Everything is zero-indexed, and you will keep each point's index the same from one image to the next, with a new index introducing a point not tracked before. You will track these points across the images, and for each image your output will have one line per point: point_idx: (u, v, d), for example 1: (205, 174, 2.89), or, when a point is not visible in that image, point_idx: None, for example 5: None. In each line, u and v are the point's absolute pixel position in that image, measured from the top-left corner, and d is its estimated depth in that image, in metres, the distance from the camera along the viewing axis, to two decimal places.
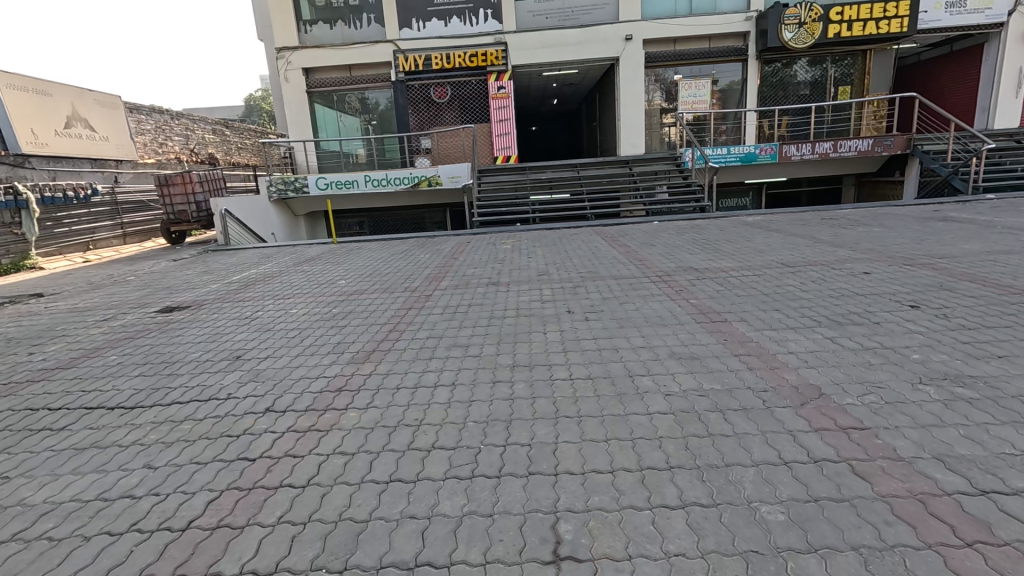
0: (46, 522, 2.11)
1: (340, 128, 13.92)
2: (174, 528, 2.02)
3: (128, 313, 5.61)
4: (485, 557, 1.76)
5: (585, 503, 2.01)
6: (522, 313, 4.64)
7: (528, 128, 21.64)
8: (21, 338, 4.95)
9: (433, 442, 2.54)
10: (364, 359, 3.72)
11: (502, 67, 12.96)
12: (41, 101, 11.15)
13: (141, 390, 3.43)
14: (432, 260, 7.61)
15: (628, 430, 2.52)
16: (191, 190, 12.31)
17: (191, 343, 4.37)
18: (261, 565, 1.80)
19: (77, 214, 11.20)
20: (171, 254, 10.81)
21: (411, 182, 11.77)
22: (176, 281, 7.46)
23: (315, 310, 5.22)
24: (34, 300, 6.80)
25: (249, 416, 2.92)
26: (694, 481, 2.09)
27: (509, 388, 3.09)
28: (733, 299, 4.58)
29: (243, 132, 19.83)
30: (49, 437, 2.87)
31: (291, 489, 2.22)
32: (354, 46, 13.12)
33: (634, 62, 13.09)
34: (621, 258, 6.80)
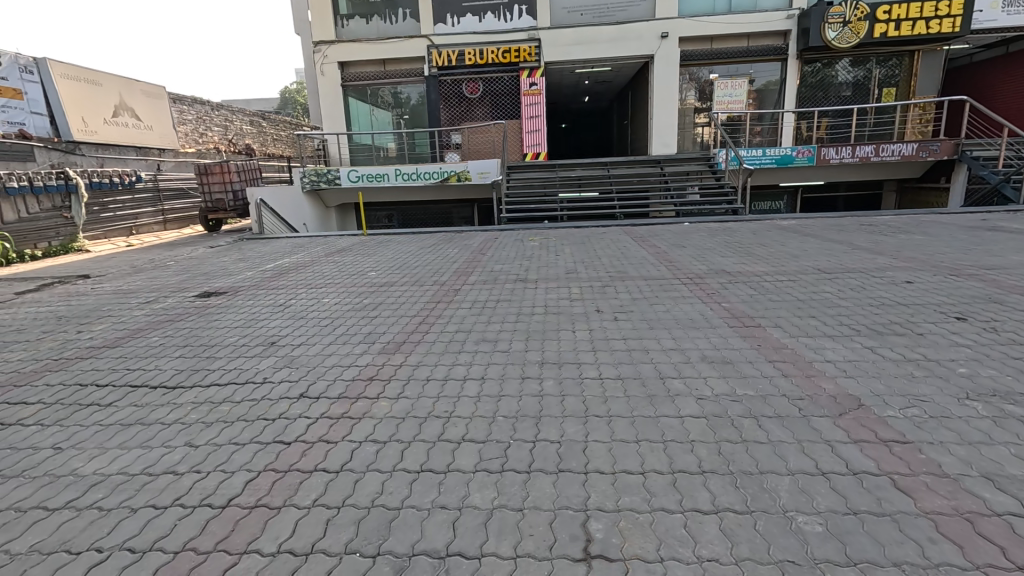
0: (96, 493, 2.22)
1: (372, 122, 14.12)
2: (215, 505, 2.09)
3: (168, 297, 5.82)
4: (515, 551, 1.77)
5: (616, 503, 2.00)
6: (550, 311, 4.62)
7: (558, 125, 21.54)
8: (69, 317, 5.17)
9: (464, 434, 2.56)
10: (395, 350, 3.77)
11: (535, 63, 12.94)
12: (90, 90, 11.66)
13: (182, 371, 3.56)
14: (460, 255, 7.67)
15: (659, 432, 2.50)
16: (229, 179, 12.70)
17: (229, 328, 4.51)
18: (298, 545, 1.85)
19: (121, 200, 11.62)
20: (208, 241, 11.14)
21: (440, 177, 11.83)
22: (213, 267, 7.68)
23: (346, 300, 5.31)
24: (81, 281, 7.10)
25: (284, 401, 2.99)
26: (727, 486, 2.07)
27: (538, 384, 3.09)
28: (766, 304, 4.49)
29: (278, 124, 20.28)
30: (97, 411, 3.00)
31: (325, 473, 2.27)
32: (389, 41, 13.25)
33: (669, 60, 12.88)
34: (650, 258, 6.73)
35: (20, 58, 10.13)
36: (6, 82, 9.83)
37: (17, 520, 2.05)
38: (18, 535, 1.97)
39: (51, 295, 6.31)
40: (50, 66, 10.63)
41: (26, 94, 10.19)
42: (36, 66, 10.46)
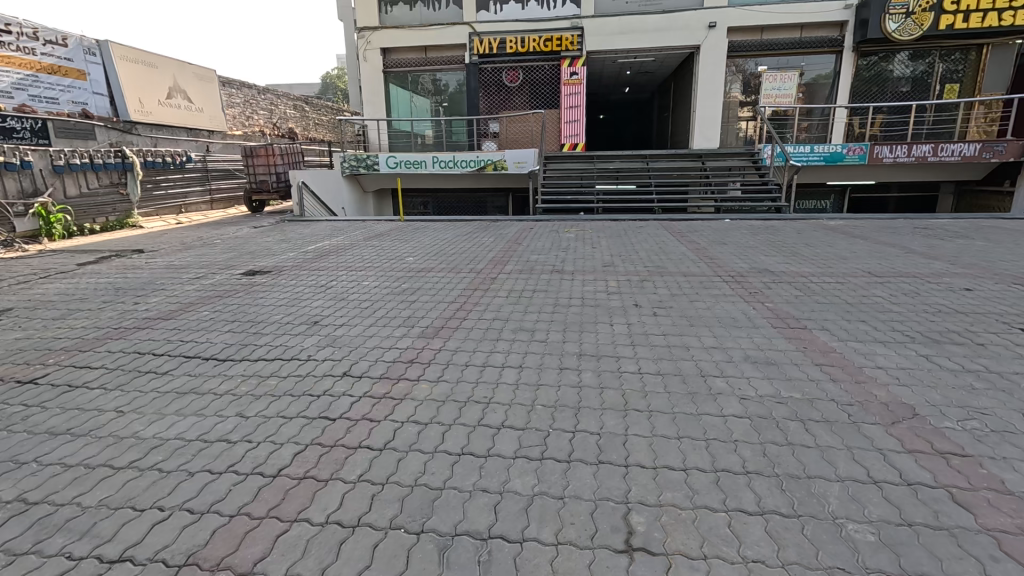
0: (157, 455, 2.34)
1: (412, 109, 14.22)
2: (266, 474, 2.18)
3: (217, 274, 6.04)
4: (557, 538, 1.78)
5: (657, 497, 1.99)
6: (588, 303, 4.60)
7: (597, 116, 21.26)
8: (127, 288, 5.43)
9: (503, 420, 2.59)
10: (434, 335, 3.83)
11: (576, 52, 12.77)
12: (147, 74, 12.15)
13: (232, 344, 3.71)
14: (496, 244, 7.69)
15: (701, 430, 2.47)
16: (273, 161, 13.14)
17: (274, 306, 4.66)
18: (345, 517, 1.91)
19: (173, 178, 12.12)
20: (252, 221, 11.51)
21: (477, 165, 11.83)
22: (257, 246, 7.93)
23: (385, 284, 5.40)
24: (135, 255, 7.43)
25: (329, 378, 3.09)
26: (773, 488, 2.02)
27: (577, 375, 3.09)
28: (812, 306, 4.34)
29: (321, 109, 20.66)
30: (155, 378, 3.16)
31: (369, 450, 2.34)
32: (431, 28, 13.28)
33: (716, 51, 12.51)
34: (689, 255, 6.59)
35: (85, 40, 10.68)
36: (71, 63, 10.36)
37: (88, 476, 2.19)
38: (88, 490, 2.10)
39: (109, 267, 6.63)
40: (111, 48, 11.13)
41: (89, 75, 10.71)
42: (99, 49, 10.97)
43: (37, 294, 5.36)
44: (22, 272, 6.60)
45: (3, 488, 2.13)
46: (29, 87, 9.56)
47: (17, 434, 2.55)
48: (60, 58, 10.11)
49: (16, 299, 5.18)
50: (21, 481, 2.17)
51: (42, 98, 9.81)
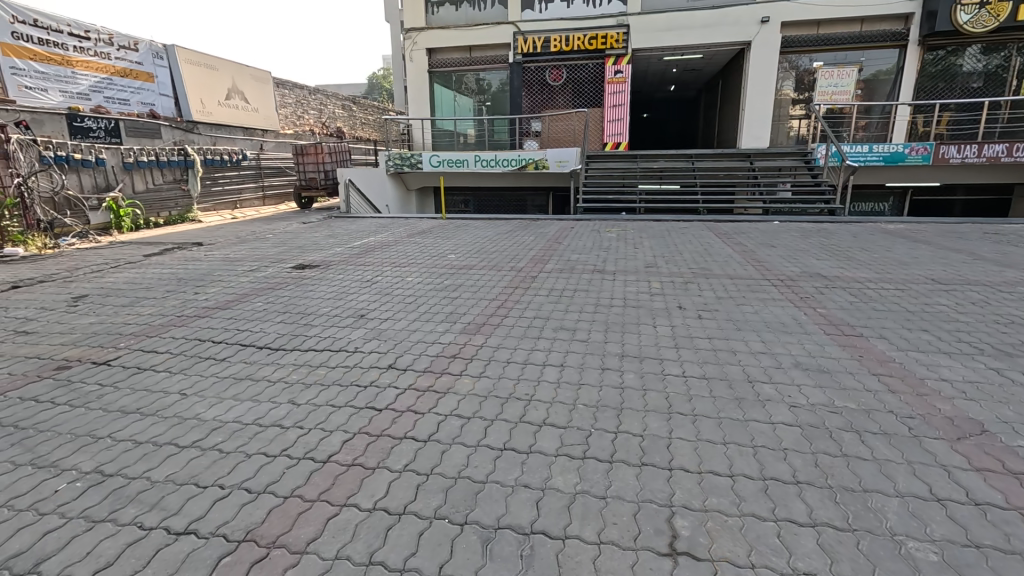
0: (217, 436, 2.49)
1: (455, 108, 14.38)
2: (317, 459, 2.28)
3: (269, 267, 6.31)
4: (599, 537, 1.78)
5: (702, 502, 1.96)
6: (629, 303, 4.56)
7: (640, 114, 20.91)
8: (188, 279, 5.75)
9: (545, 418, 2.60)
10: (476, 331, 3.88)
11: (621, 50, 12.60)
12: (210, 75, 12.72)
13: (284, 334, 3.88)
14: (536, 242, 7.70)
15: (748, 437, 2.40)
16: (322, 159, 13.64)
17: (323, 299, 4.83)
18: (392, 505, 1.97)
19: (229, 175, 12.86)
20: (301, 217, 11.97)
21: (519, 164, 11.85)
22: (306, 241, 8.24)
23: (428, 280, 5.51)
24: (195, 248, 7.86)
25: (374, 370, 3.19)
26: (826, 500, 1.96)
27: (619, 376, 3.07)
28: (869, 313, 4.14)
29: (367, 108, 21.18)
30: (214, 364, 3.35)
31: (413, 441, 2.40)
32: (476, 28, 13.40)
33: (768, 47, 12.08)
34: (736, 257, 6.41)
35: (154, 45, 11.31)
36: (142, 67, 10.99)
37: (155, 453, 2.35)
38: (156, 465, 2.25)
39: (172, 259, 7.04)
40: (177, 52, 11.75)
41: (157, 78, 11.33)
42: (166, 52, 11.61)
43: (109, 282, 5.75)
44: (95, 261, 7.08)
45: (82, 460, 2.31)
46: (104, 90, 10.23)
47: (94, 410, 2.76)
48: (132, 62, 10.71)
49: (91, 286, 5.57)
50: (98, 454, 2.35)
51: (115, 100, 10.44)
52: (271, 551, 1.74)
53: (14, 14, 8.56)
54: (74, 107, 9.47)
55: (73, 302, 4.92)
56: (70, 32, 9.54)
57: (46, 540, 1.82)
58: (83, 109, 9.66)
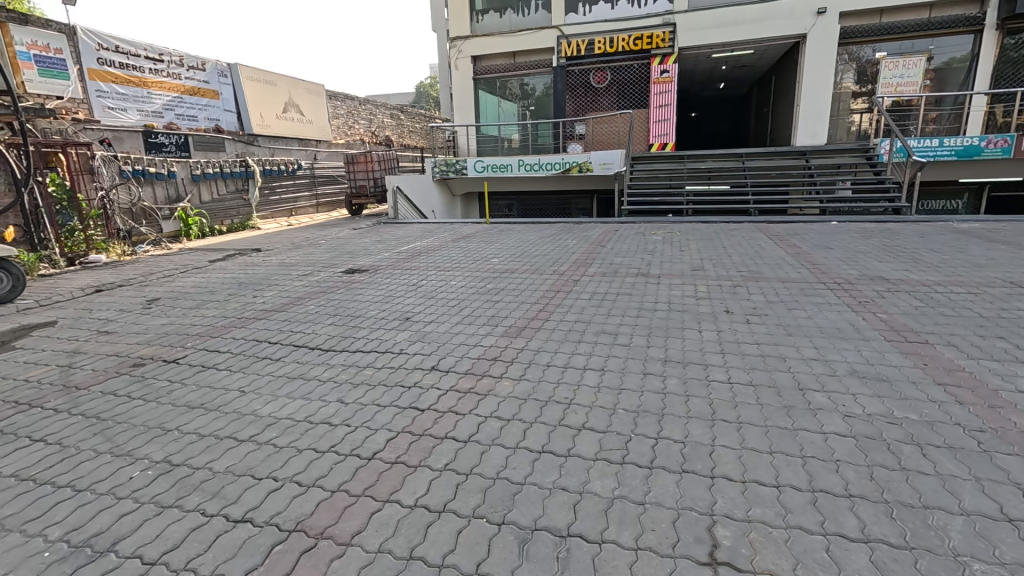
0: (271, 431, 2.64)
1: (500, 113, 14.51)
2: (363, 456, 2.37)
3: (322, 271, 6.61)
4: (636, 543, 1.77)
5: (746, 512, 1.90)
6: (674, 307, 4.47)
7: (687, 114, 20.42)
8: (247, 283, 6.10)
9: (584, 422, 2.60)
10: (517, 334, 3.92)
11: (667, 50, 12.36)
12: (269, 90, 13.38)
13: (334, 336, 4.07)
14: (579, 246, 7.68)
15: (797, 446, 2.31)
16: (372, 167, 14.33)
17: (371, 302, 5.01)
18: (432, 502, 2.03)
19: (285, 184, 13.64)
20: (352, 223, 12.45)
21: (562, 167, 11.83)
22: (356, 247, 8.56)
23: (471, 284, 5.61)
24: (254, 254, 8.33)
25: (418, 371, 3.28)
26: (880, 516, 1.85)
27: (661, 381, 3.02)
28: (936, 319, 3.87)
29: (415, 117, 21.76)
30: (270, 363, 3.55)
31: (454, 441, 2.46)
32: (520, 34, 13.48)
33: (825, 39, 11.53)
34: (789, 259, 6.15)
35: (219, 64, 11.95)
36: (208, 85, 11.67)
37: (217, 445, 2.52)
38: (218, 457, 2.42)
39: (234, 264, 7.50)
40: (239, 70, 12.38)
41: (222, 95, 12.01)
42: (230, 70, 12.25)
43: (178, 287, 6.17)
44: (167, 267, 7.64)
45: (153, 450, 2.51)
46: (175, 108, 10.92)
47: (163, 404, 2.99)
48: (199, 81, 11.40)
49: (163, 290, 6.01)
50: (167, 445, 2.54)
51: (185, 117, 11.14)
52: (319, 542, 1.83)
53: (100, 42, 9.36)
54: (149, 125, 10.24)
55: (147, 305, 5.32)
56: (146, 55, 10.30)
57: (123, 521, 2.00)
58: (156, 126, 10.41)
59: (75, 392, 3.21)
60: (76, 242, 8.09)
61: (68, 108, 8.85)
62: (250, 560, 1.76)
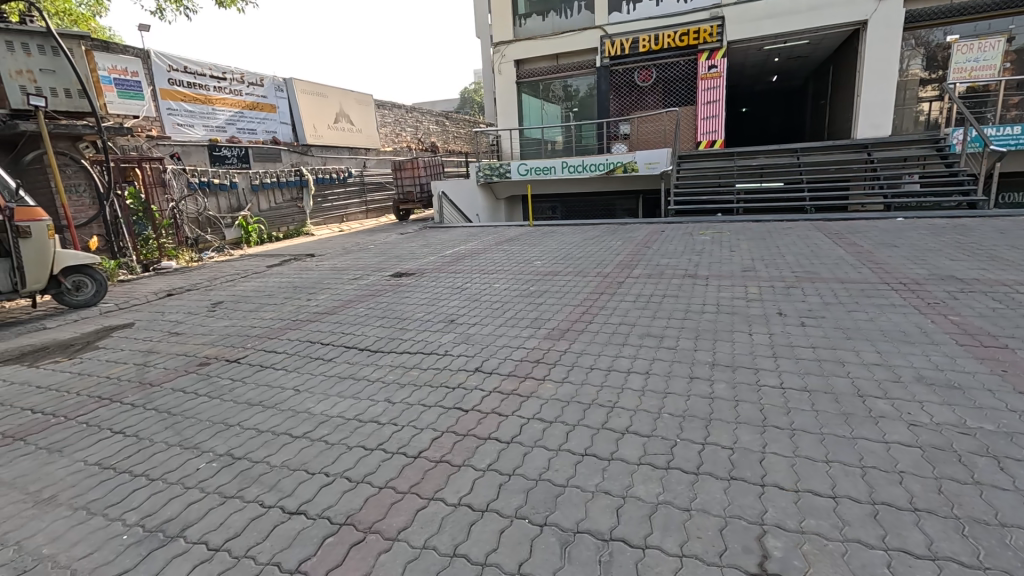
0: (323, 428, 2.76)
1: (543, 116, 14.49)
2: (409, 454, 2.44)
3: (371, 275, 6.83)
4: (681, 550, 1.73)
5: (798, 523, 1.82)
6: (723, 309, 4.33)
7: (738, 109, 19.75)
8: (302, 287, 6.40)
9: (628, 425, 2.57)
10: (560, 336, 3.92)
11: (715, 44, 12.03)
12: (322, 102, 13.95)
13: (383, 337, 4.21)
14: (624, 247, 7.57)
15: (855, 456, 2.20)
16: (418, 173, 14.68)
17: (417, 304, 5.15)
18: (476, 501, 2.07)
19: (337, 192, 14.20)
20: (399, 228, 12.81)
21: (606, 168, 11.69)
22: (403, 251, 8.80)
23: (515, 286, 5.64)
24: (308, 259, 8.72)
25: (462, 372, 3.34)
26: (949, 532, 1.73)
27: (708, 386, 2.94)
28: (1016, 322, 3.56)
29: (459, 123, 22.12)
30: (322, 363, 3.71)
31: (497, 442, 2.49)
32: (561, 36, 13.45)
33: (889, 23, 10.84)
34: (848, 259, 5.83)
35: (276, 79, 12.59)
36: (266, 99, 12.31)
37: (274, 441, 2.66)
38: (275, 452, 2.56)
39: (289, 269, 7.89)
40: (295, 84, 12.98)
41: (278, 108, 12.63)
42: (286, 85, 12.87)
43: (239, 291, 6.55)
44: (230, 272, 8.13)
45: (217, 443, 2.68)
46: (237, 122, 11.57)
47: (226, 401, 3.19)
48: (258, 96, 12.04)
49: (225, 294, 6.40)
50: (229, 439, 2.71)
51: (245, 131, 11.80)
52: (367, 536, 1.90)
53: (171, 63, 10.07)
54: (213, 139, 10.92)
55: (211, 308, 5.69)
56: (210, 74, 10.99)
57: (190, 509, 2.14)
58: (219, 140, 11.07)
59: (149, 388, 3.47)
60: (150, 250, 8.74)
61: (143, 127, 9.61)
62: (304, 550, 1.85)
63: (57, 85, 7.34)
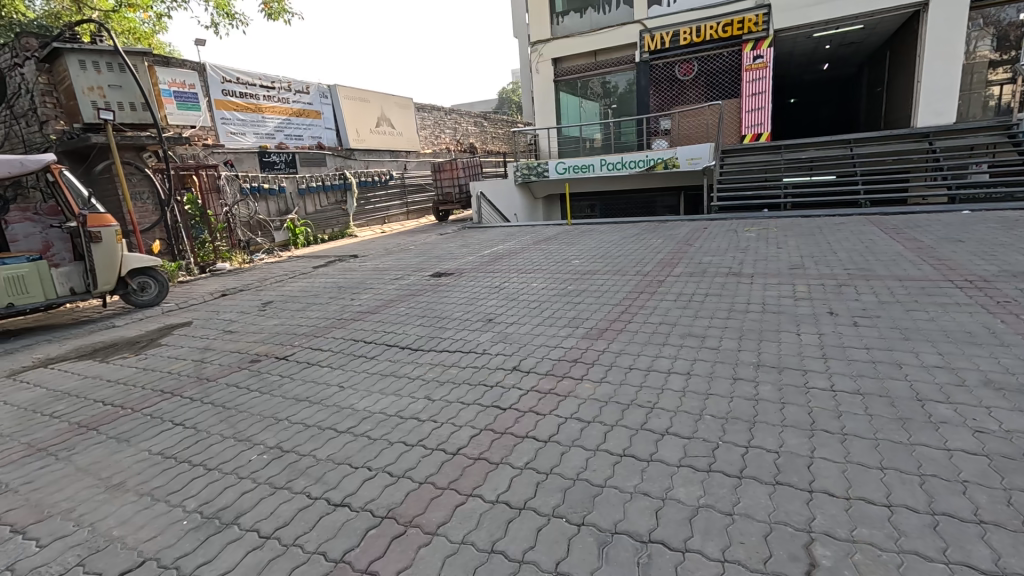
0: (366, 424, 2.84)
1: (581, 113, 14.35)
2: (448, 451, 2.49)
3: (411, 275, 6.97)
4: (723, 555, 1.69)
5: (850, 532, 1.74)
6: (769, 308, 4.18)
7: (786, 100, 18.96)
8: (346, 287, 6.59)
9: (668, 427, 2.52)
10: (598, 336, 3.88)
11: (761, 33, 11.64)
12: (363, 107, 14.29)
13: (423, 335, 4.29)
14: (665, 245, 7.40)
15: (914, 463, 2.07)
16: (457, 174, 14.84)
17: (456, 304, 5.21)
18: (513, 499, 2.08)
19: (379, 195, 14.56)
20: (438, 229, 13.01)
21: (646, 165, 11.47)
22: (442, 251, 8.92)
23: (553, 286, 5.62)
24: (351, 260, 8.99)
25: (500, 371, 3.37)
26: (1020, 547, 1.61)
27: (753, 388, 2.84)
28: None
29: (497, 123, 22.23)
30: (365, 361, 3.82)
31: (535, 441, 2.50)
32: (598, 33, 13.32)
33: (953, 2, 10.16)
34: (907, 255, 5.51)
35: (321, 86, 13.02)
36: (311, 106, 12.74)
37: (320, 435, 2.77)
38: (321, 446, 2.66)
39: (334, 269, 8.15)
40: (339, 90, 13.39)
41: (323, 114, 13.06)
42: (330, 92, 13.29)
43: (287, 291, 6.83)
44: (278, 273, 8.47)
45: (267, 436, 2.81)
46: (285, 129, 12.05)
47: (276, 396, 3.33)
48: (305, 103, 12.49)
49: (274, 294, 6.68)
50: (279, 433, 2.84)
51: (293, 137, 12.27)
52: (408, 529, 1.95)
53: (224, 75, 10.60)
54: (263, 146, 11.45)
55: (262, 307, 5.96)
56: (260, 83, 11.47)
57: (243, 498, 2.26)
58: (269, 146, 11.58)
59: (206, 383, 3.68)
60: (207, 253, 9.22)
61: (199, 136, 10.17)
62: (348, 541, 1.92)
63: (124, 99, 7.89)
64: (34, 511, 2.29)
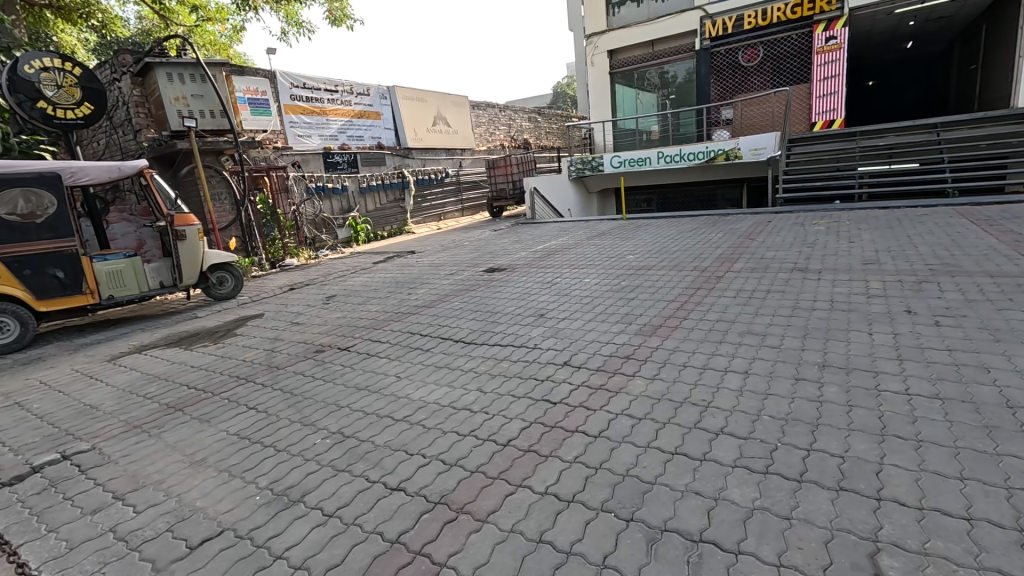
0: (420, 413, 2.95)
1: (638, 106, 14.03)
2: (499, 441, 2.54)
3: (465, 271, 7.11)
4: (778, 559, 1.63)
5: (921, 543, 1.64)
6: (837, 306, 3.94)
7: (863, 83, 17.63)
8: (403, 282, 6.84)
9: (723, 426, 2.45)
10: (652, 333, 3.81)
11: (835, 12, 10.91)
12: (421, 107, 14.64)
13: (476, 329, 4.38)
14: (725, 240, 7.10)
15: (1000, 475, 1.90)
16: (511, 171, 14.97)
17: (509, 299, 5.27)
18: (562, 492, 2.11)
19: (435, 192, 14.94)
20: (492, 225, 13.16)
21: (706, 157, 11.05)
22: (496, 247, 9.05)
23: (606, 282, 5.54)
24: (409, 256, 9.28)
25: (551, 366, 3.39)
26: None
27: (816, 389, 2.70)
28: None
29: (551, 118, 22.13)
30: (420, 353, 3.96)
31: (585, 436, 2.50)
32: (656, 21, 12.93)
33: None
34: (1002, 248, 5.01)
35: (381, 88, 13.49)
36: (372, 108, 13.25)
37: (378, 422, 2.91)
38: (379, 432, 2.79)
39: (393, 265, 8.46)
40: (397, 91, 13.81)
41: (383, 115, 13.53)
42: (389, 93, 13.74)
43: (349, 286, 7.16)
44: (341, 269, 8.90)
45: (330, 422, 2.99)
46: (348, 130, 12.59)
47: (337, 385, 3.53)
48: (365, 105, 13.01)
49: (337, 289, 7.03)
50: (340, 419, 3.01)
51: (355, 137, 12.80)
52: (459, 515, 2.02)
53: (292, 81, 11.22)
54: (327, 147, 12.01)
55: (326, 301, 6.29)
56: (324, 88, 12.03)
57: (308, 479, 2.42)
58: (332, 147, 12.13)
59: (276, 371, 3.94)
60: (277, 249, 9.75)
61: (270, 139, 10.84)
62: (403, 523, 2.01)
63: (204, 107, 8.50)
64: (131, 480, 2.56)
